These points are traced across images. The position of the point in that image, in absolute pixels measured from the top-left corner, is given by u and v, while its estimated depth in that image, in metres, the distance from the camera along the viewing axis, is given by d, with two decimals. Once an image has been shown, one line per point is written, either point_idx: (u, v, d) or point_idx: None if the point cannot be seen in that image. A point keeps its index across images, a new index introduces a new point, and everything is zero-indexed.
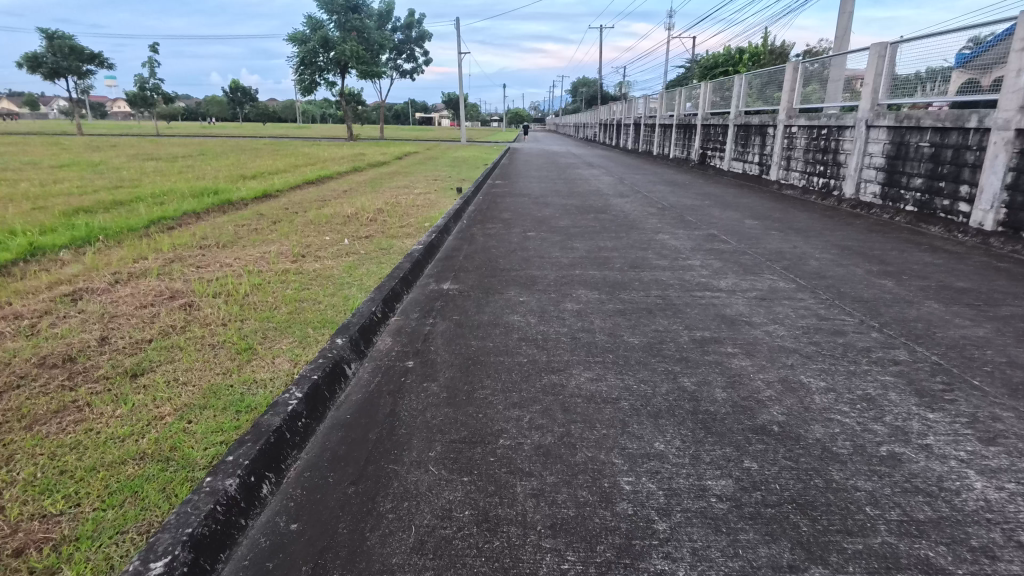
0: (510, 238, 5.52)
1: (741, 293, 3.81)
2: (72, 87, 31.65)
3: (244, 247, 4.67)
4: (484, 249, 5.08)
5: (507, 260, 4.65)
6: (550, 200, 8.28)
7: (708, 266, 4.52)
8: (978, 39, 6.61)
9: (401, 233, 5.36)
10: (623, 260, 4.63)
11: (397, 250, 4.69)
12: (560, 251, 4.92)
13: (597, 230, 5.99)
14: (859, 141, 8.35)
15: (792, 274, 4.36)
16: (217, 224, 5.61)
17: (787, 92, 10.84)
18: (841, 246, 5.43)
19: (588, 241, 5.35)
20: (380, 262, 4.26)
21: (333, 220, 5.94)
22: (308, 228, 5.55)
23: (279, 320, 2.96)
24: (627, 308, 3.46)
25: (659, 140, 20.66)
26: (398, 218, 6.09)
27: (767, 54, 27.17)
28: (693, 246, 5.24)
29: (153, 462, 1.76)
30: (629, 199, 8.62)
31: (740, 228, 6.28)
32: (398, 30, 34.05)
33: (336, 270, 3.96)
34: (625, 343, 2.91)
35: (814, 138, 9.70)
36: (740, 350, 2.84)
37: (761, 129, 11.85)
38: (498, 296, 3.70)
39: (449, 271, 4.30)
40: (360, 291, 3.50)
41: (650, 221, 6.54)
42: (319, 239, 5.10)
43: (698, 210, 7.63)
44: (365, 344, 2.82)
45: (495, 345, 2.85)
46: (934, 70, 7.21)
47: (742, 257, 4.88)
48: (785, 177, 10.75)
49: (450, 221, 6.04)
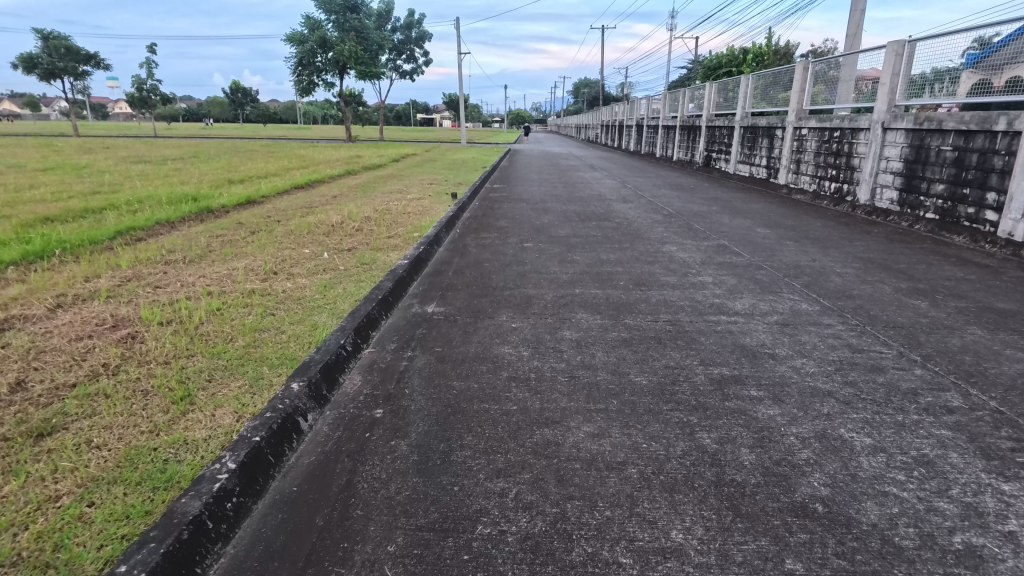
0: (505, 250, 5.11)
1: (760, 317, 3.41)
2: (68, 88, 31.36)
3: (212, 262, 4.27)
4: (475, 263, 4.68)
5: (500, 276, 4.25)
6: (549, 206, 7.88)
7: (720, 284, 4.12)
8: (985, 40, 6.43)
9: (387, 245, 4.96)
10: (627, 276, 4.23)
11: (380, 265, 4.29)
12: (559, 266, 4.52)
13: (599, 240, 5.58)
14: (874, 145, 7.93)
15: (814, 293, 3.95)
16: (191, 235, 5.22)
17: (797, 92, 10.42)
18: (862, 260, 5.02)
19: (589, 254, 4.95)
20: (359, 280, 3.87)
21: (316, 230, 5.54)
22: (288, 240, 5.16)
23: (231, 357, 2.56)
24: (633, 337, 3.06)
25: (663, 141, 20.25)
26: (385, 227, 5.69)
27: (772, 54, 26.73)
28: (703, 260, 4.83)
29: (26, 571, 1.38)
30: (633, 204, 8.22)
31: (752, 237, 5.88)
32: (397, 30, 33.65)
33: (309, 292, 3.56)
34: (631, 384, 2.50)
35: (826, 140, 9.29)
36: (765, 393, 2.43)
37: (769, 130, 11.43)
38: (488, 321, 3.30)
39: (436, 289, 3.90)
40: (332, 318, 3.10)
41: (655, 230, 6.14)
42: (296, 252, 4.70)
43: (705, 217, 7.22)
44: (329, 387, 2.42)
45: (480, 388, 2.44)
46: (939, 71, 6.98)
47: (757, 272, 4.48)
48: (794, 181, 10.33)
49: (442, 231, 5.64)
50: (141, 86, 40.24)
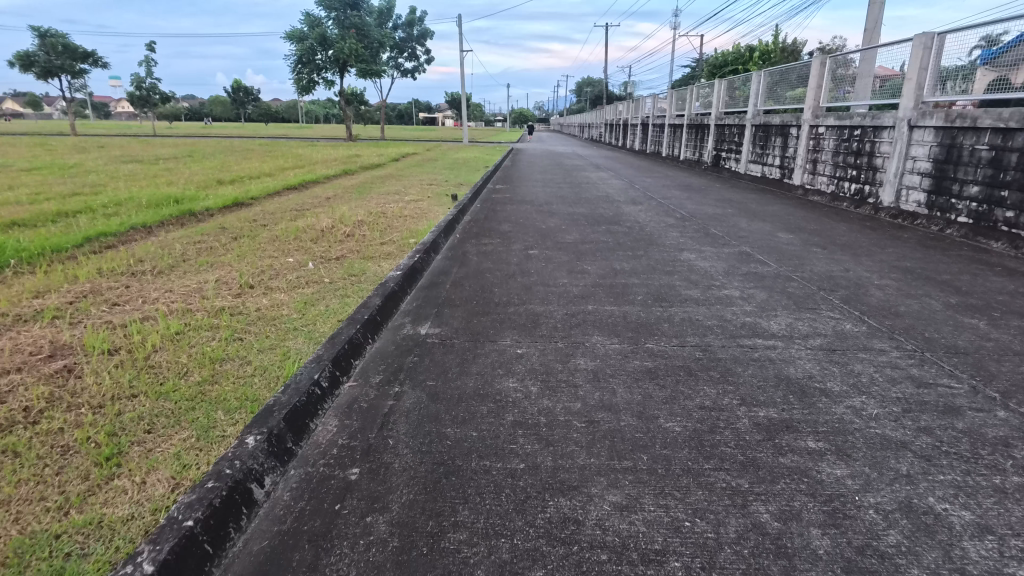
0: (509, 259, 4.68)
1: (801, 341, 2.97)
2: (65, 87, 31.00)
3: (183, 273, 3.85)
4: (476, 273, 4.25)
5: (503, 289, 3.82)
6: (555, 209, 7.43)
7: (749, 299, 3.69)
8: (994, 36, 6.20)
9: (379, 253, 4.54)
10: (644, 290, 3.80)
11: (370, 277, 3.86)
12: (569, 277, 4.09)
13: (611, 247, 5.15)
14: (899, 144, 7.48)
15: (856, 310, 3.51)
16: (167, 241, 4.80)
17: (812, 88, 9.97)
18: (900, 269, 4.58)
19: (601, 263, 4.52)
20: (344, 295, 3.44)
21: (303, 236, 5.12)
22: (272, 247, 4.74)
23: (181, 398, 2.13)
24: (658, 367, 2.62)
25: (669, 140, 19.80)
26: (379, 233, 5.27)
27: (779, 52, 26.23)
28: (727, 269, 4.40)
29: None
30: (643, 206, 7.79)
31: (775, 244, 5.44)
32: (399, 28, 33.25)
33: (286, 310, 3.14)
34: (662, 433, 2.07)
35: (845, 139, 8.84)
36: (827, 446, 2.00)
37: (783, 128, 10.97)
38: (489, 345, 2.87)
39: (431, 306, 3.47)
40: (309, 344, 2.68)
41: (670, 236, 5.71)
42: (279, 261, 4.28)
43: (721, 220, 6.78)
44: (296, 438, 1.99)
45: (480, 438, 2.01)
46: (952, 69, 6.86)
47: (788, 284, 4.05)
48: (811, 181, 9.88)
49: (440, 236, 5.21)
50: (139, 86, 39.82)
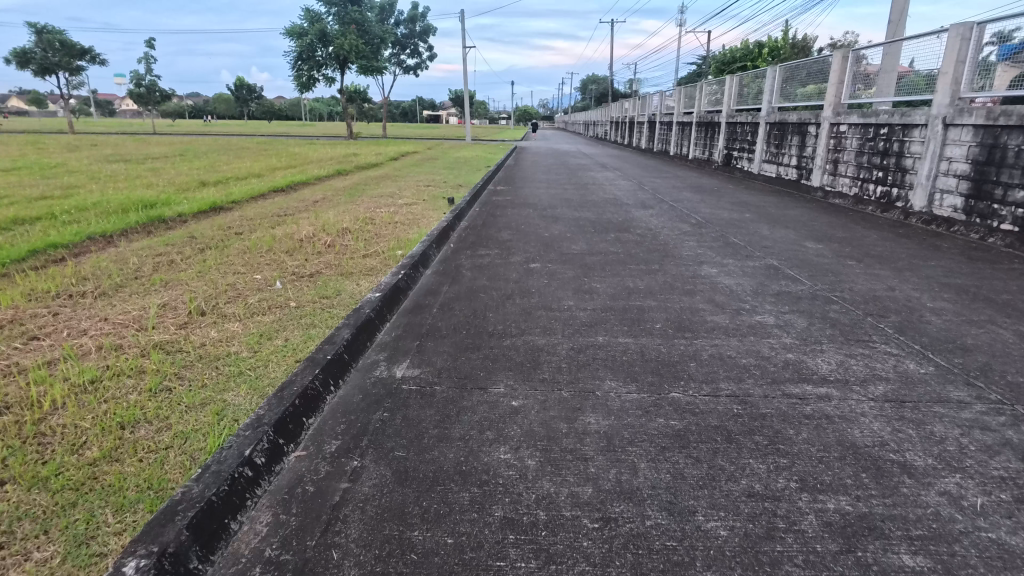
0: (507, 274, 4.14)
1: (860, 389, 2.43)
2: (61, 84, 30.48)
3: (128, 294, 3.33)
4: (470, 292, 3.72)
5: (499, 314, 3.28)
6: (559, 213, 6.89)
7: (787, 327, 3.15)
8: (1007, 33, 6.05)
9: (359, 269, 4.00)
10: (662, 316, 3.26)
11: (345, 299, 3.32)
12: (575, 299, 3.55)
13: (622, 259, 4.61)
14: (932, 143, 6.91)
15: (915, 343, 2.97)
16: (123, 253, 4.29)
17: (834, 84, 9.39)
18: (950, 288, 4.03)
19: (612, 280, 3.99)
20: (310, 324, 2.91)
21: (279, 246, 4.60)
22: (241, 261, 4.21)
23: (60, 488, 1.60)
24: (689, 429, 2.08)
25: (677, 138, 19.20)
26: (364, 243, 4.74)
27: (788, 48, 25.60)
28: (755, 288, 3.85)
29: None
30: (654, 210, 7.25)
31: (804, 256, 4.88)
32: (400, 24, 32.70)
33: (235, 347, 2.61)
34: (704, 541, 1.53)
35: (869, 138, 8.27)
36: (930, 566, 1.46)
37: (800, 127, 10.38)
38: (479, 393, 2.34)
39: (413, 337, 2.94)
40: (250, 396, 2.15)
41: (686, 246, 5.17)
42: (244, 278, 3.75)
43: (740, 227, 6.23)
44: (206, 551, 1.46)
45: (455, 552, 1.48)
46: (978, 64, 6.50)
47: (829, 308, 3.50)
48: (831, 183, 9.31)
49: (431, 247, 4.67)
50: (140, 83, 39.46)
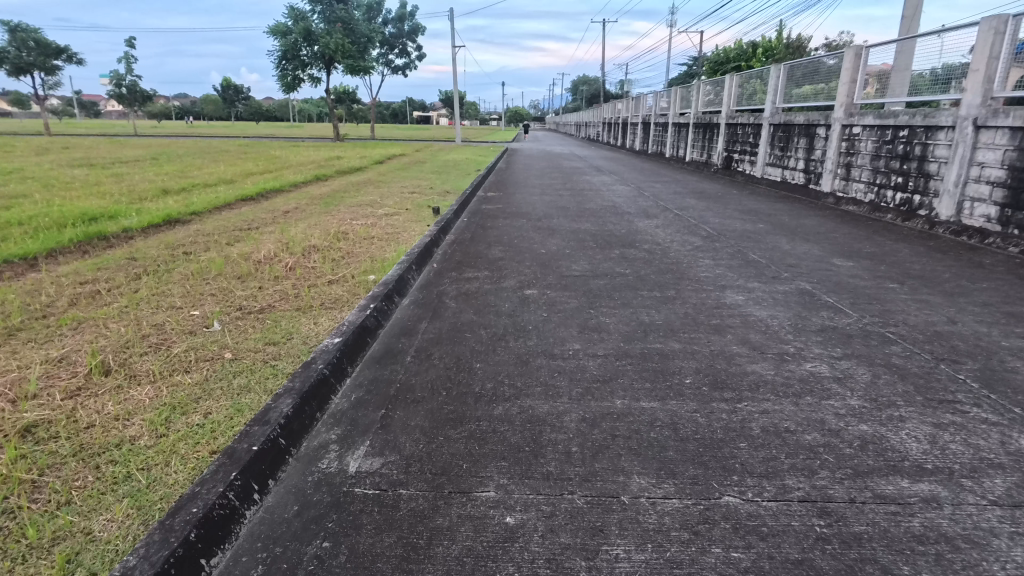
0: (499, 304, 3.50)
1: (976, 488, 1.80)
2: (35, 85, 29.42)
3: (21, 343, 2.65)
4: (453, 331, 3.07)
5: (489, 365, 2.63)
6: (556, 224, 6.26)
7: (847, 382, 2.52)
8: None
9: (320, 302, 3.34)
10: (691, 367, 2.62)
11: (296, 348, 2.66)
12: (582, 341, 2.91)
13: (631, 283, 3.98)
14: (960, 147, 6.34)
15: (1014, 403, 2.35)
16: (40, 282, 3.61)
17: (846, 83, 8.80)
18: (1017, 319, 3.44)
19: (623, 312, 3.35)
20: (242, 389, 2.25)
21: (230, 270, 3.94)
22: (181, 290, 3.53)
23: None
24: (760, 569, 1.45)
25: (672, 140, 18.65)
26: (331, 267, 4.07)
27: (783, 48, 25.14)
28: (794, 322, 3.24)
29: None
30: (658, 220, 6.64)
31: (839, 278, 4.27)
32: (388, 23, 31.95)
33: (133, 427, 1.96)
34: None
35: (886, 140, 7.71)
36: None
37: (808, 128, 9.79)
38: (458, 501, 1.69)
39: (378, 402, 2.29)
40: (127, 525, 1.50)
41: (701, 264, 4.55)
42: (177, 315, 3.08)
43: (756, 240, 5.64)
44: None
45: None
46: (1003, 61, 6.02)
47: (889, 351, 2.88)
48: (843, 188, 8.74)
49: (409, 270, 4.02)
50: (121, 82, 38.44)
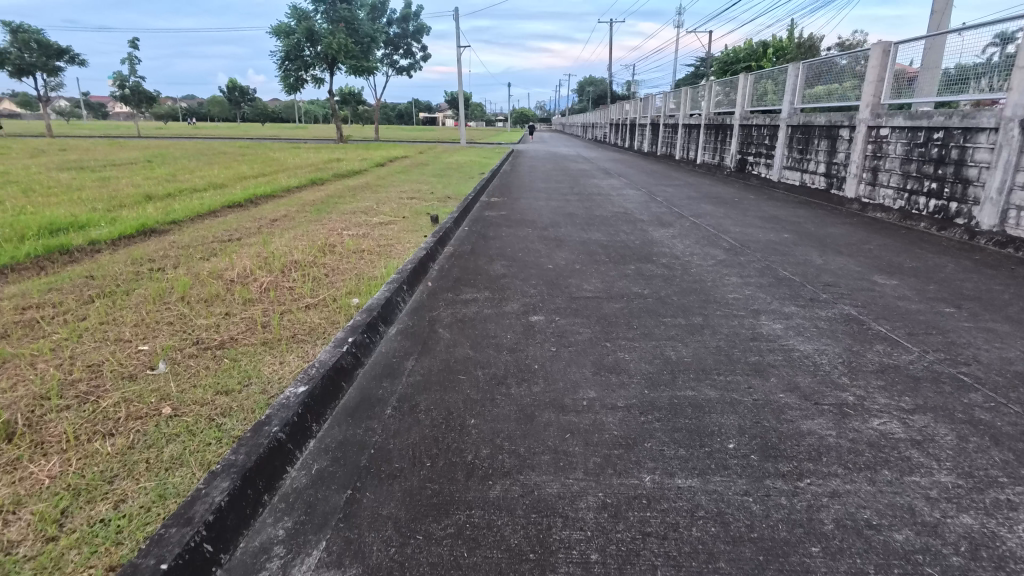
0: (501, 335, 3.02)
1: None
2: (37, 86, 29.16)
3: None
4: (446, 370, 2.59)
5: (487, 420, 2.15)
6: (564, 234, 5.80)
7: (930, 448, 2.03)
8: None
9: (290, 333, 2.87)
10: (733, 425, 2.14)
11: (252, 398, 2.20)
12: (597, 387, 2.43)
13: (651, 307, 3.50)
14: (1004, 151, 5.83)
15: None
16: None
17: (872, 82, 8.26)
18: None
19: (645, 346, 2.87)
20: (172, 462, 1.78)
21: (196, 291, 3.48)
22: (134, 316, 3.07)
23: None
24: None
25: (682, 142, 18.14)
26: (311, 287, 3.60)
27: (794, 48, 24.59)
28: (847, 361, 2.75)
29: None
30: (674, 229, 6.15)
31: (885, 300, 3.77)
32: (392, 24, 31.58)
33: (15, 527, 1.50)
34: None
35: (918, 143, 7.19)
36: None
37: (830, 130, 9.27)
38: None
39: (345, 479, 1.81)
40: None
41: (727, 283, 4.07)
42: (120, 351, 2.62)
43: (783, 252, 5.14)
44: None
45: None
46: None
47: (969, 400, 2.38)
48: (869, 193, 8.23)
49: (399, 291, 3.55)
50: (123, 83, 38.29)
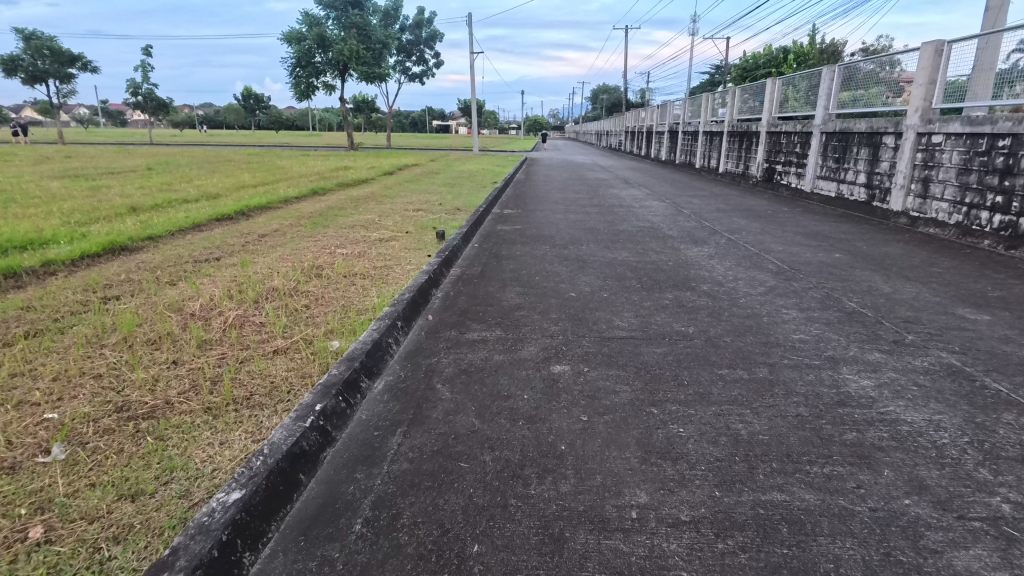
0: (516, 396, 2.35)
1: None
2: (53, 93, 29.27)
3: None
4: (444, 453, 1.94)
5: (497, 548, 1.49)
6: (585, 253, 5.14)
7: None
8: None
9: (244, 392, 2.23)
10: (854, 562, 1.47)
11: (164, 509, 1.56)
12: (648, 486, 1.76)
13: (701, 354, 2.82)
14: None
15: None
16: None
17: (922, 84, 7.53)
18: None
19: (703, 415, 2.19)
20: None
21: (144, 330, 2.86)
22: (56, 365, 2.46)
23: None
24: None
25: (703, 150, 17.43)
26: (283, 324, 2.96)
27: (816, 54, 23.76)
28: (976, 443, 2.05)
29: None
30: (708, 248, 5.48)
31: (986, 343, 3.06)
32: (405, 31, 31.23)
33: None
34: None
35: (980, 151, 6.44)
36: None
37: (871, 137, 8.53)
38: None
39: None
40: None
41: (785, 319, 3.38)
42: (16, 420, 2.00)
43: (840, 277, 4.44)
44: None
45: None
46: None
47: None
48: (919, 206, 7.49)
49: (390, 330, 2.90)
50: (138, 90, 38.51)
